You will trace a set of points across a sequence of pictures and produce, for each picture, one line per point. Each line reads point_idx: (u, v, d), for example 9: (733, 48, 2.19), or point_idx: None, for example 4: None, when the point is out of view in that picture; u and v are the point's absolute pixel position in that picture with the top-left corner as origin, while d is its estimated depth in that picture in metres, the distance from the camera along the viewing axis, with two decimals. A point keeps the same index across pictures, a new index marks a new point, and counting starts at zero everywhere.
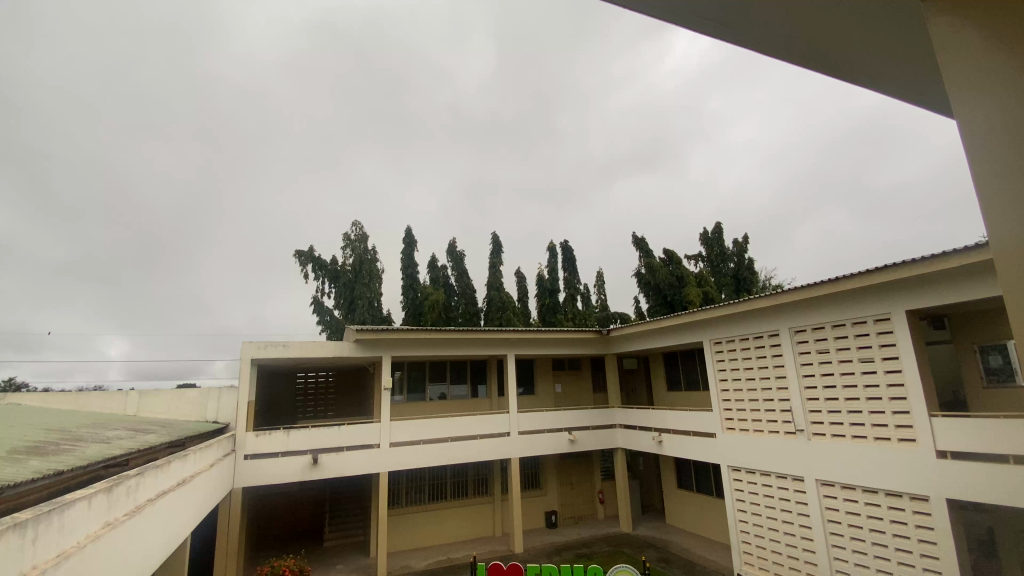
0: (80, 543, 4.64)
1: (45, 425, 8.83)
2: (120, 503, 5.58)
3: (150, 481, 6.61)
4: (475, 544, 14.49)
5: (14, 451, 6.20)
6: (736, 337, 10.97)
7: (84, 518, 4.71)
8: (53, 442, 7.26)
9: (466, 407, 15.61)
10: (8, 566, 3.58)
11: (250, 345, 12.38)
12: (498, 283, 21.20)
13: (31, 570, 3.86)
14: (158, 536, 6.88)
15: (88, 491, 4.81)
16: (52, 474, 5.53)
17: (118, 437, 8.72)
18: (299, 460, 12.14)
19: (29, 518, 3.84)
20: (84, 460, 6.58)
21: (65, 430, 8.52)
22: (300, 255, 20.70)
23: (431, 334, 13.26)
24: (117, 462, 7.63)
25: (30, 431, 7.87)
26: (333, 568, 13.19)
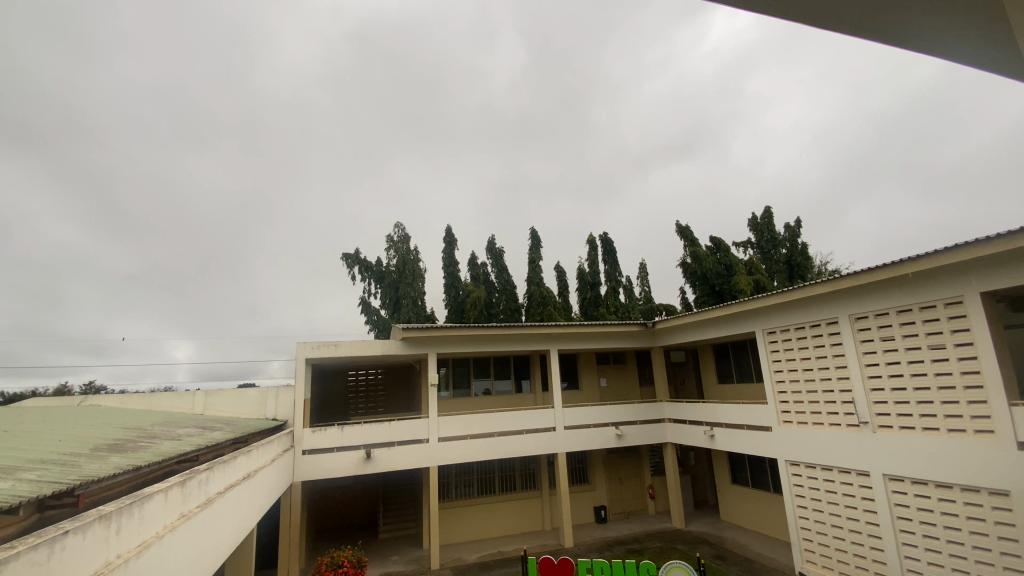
0: (159, 533, 4.97)
1: (123, 424, 9.53)
2: (192, 495, 5.95)
3: (218, 475, 7.01)
4: (525, 538, 14.56)
5: (98, 449, 6.71)
6: (791, 325, 10.46)
7: (161, 509, 5.04)
8: (130, 440, 7.83)
9: (511, 403, 15.69)
10: (96, 555, 3.87)
11: (304, 346, 12.92)
12: (539, 278, 21.13)
13: (116, 558, 4.17)
14: (227, 527, 7.28)
15: (165, 483, 5.17)
16: (132, 468, 5.97)
17: (188, 434, 9.30)
18: (352, 455, 12.57)
19: (113, 510, 4.13)
20: (158, 455, 7.03)
21: (141, 429, 9.17)
22: (346, 257, 21.42)
23: (475, 331, 13.37)
24: (187, 458, 8.14)
25: (111, 430, 8.52)
26: (388, 559, 13.61)
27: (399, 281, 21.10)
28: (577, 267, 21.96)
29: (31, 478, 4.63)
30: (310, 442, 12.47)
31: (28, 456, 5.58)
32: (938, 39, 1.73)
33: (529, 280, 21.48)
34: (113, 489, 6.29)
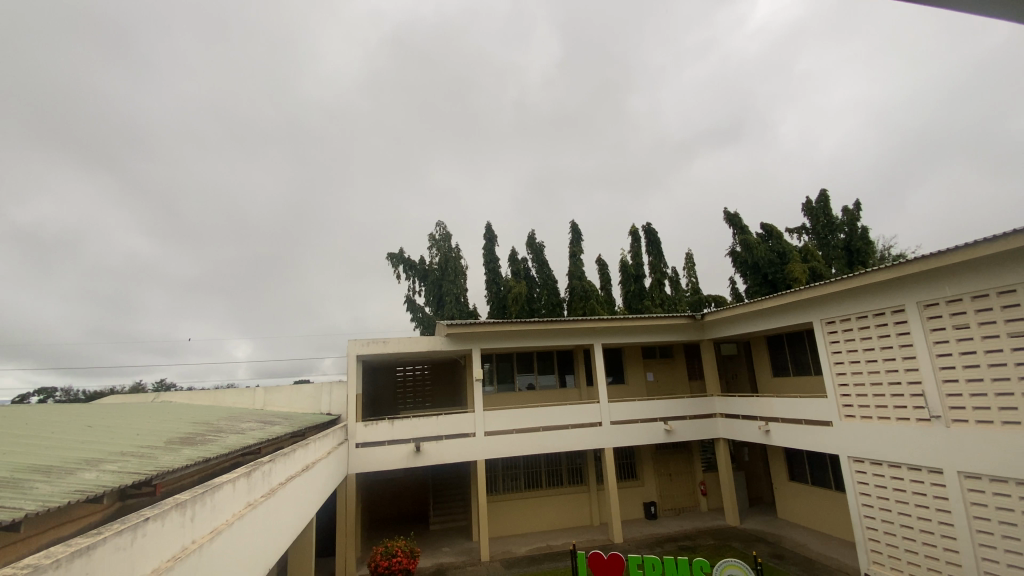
0: (229, 520, 5.30)
1: (192, 419, 10.18)
2: (257, 485, 6.30)
3: (280, 467, 7.39)
4: (574, 533, 14.53)
5: (172, 442, 7.22)
6: (852, 315, 9.88)
7: (230, 498, 5.36)
8: (200, 434, 8.37)
9: (556, 398, 15.66)
10: (174, 540, 4.15)
11: (354, 343, 13.37)
12: (581, 272, 20.91)
13: (192, 544, 4.45)
14: (289, 515, 7.67)
15: (233, 474, 5.50)
16: (203, 460, 6.38)
17: (250, 429, 9.85)
18: (402, 448, 12.92)
19: (188, 499, 4.42)
20: (225, 447, 7.49)
21: (208, 423, 9.77)
22: (391, 257, 22.01)
23: (518, 326, 13.41)
24: (250, 450, 8.62)
25: (181, 424, 9.13)
26: (440, 550, 13.94)
27: (442, 279, 21.45)
28: (620, 260, 21.59)
29: (114, 469, 5.04)
30: (363, 435, 12.89)
31: (111, 449, 6.06)
32: (1004, 3, 1.56)
33: (571, 274, 21.32)
34: (186, 479, 6.76)
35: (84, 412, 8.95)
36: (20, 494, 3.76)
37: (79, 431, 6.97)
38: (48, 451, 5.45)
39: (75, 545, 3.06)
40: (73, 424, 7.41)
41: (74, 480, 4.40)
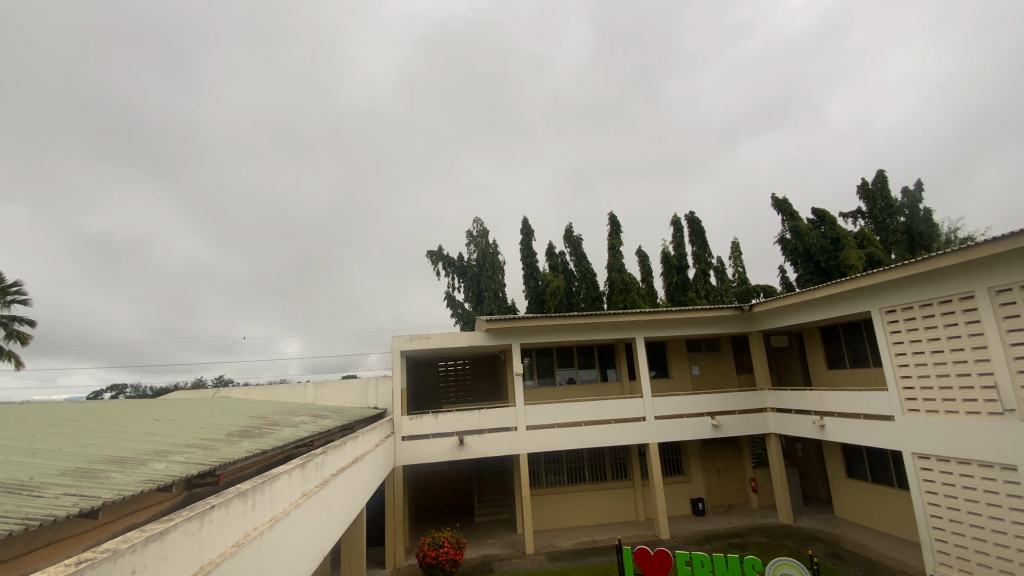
0: (286, 509, 5.56)
1: (250, 413, 10.75)
2: (311, 476, 6.59)
3: (332, 458, 7.70)
4: (619, 528, 14.43)
5: (233, 434, 7.66)
6: (915, 303, 9.29)
7: (287, 488, 5.62)
8: (256, 427, 8.83)
9: (598, 392, 15.56)
10: (237, 527, 4.37)
11: (399, 339, 13.73)
12: (620, 264, 20.55)
13: (253, 530, 4.69)
14: (341, 505, 7.99)
15: (288, 465, 5.77)
16: (260, 452, 6.72)
17: (304, 422, 10.31)
18: (446, 442, 13.18)
19: (249, 489, 4.65)
20: (280, 439, 7.87)
21: (264, 417, 10.29)
22: (430, 254, 22.42)
23: (558, 321, 13.37)
24: (303, 443, 9.03)
25: (240, 418, 9.65)
26: (485, 542, 14.17)
27: (481, 275, 21.66)
28: (661, 251, 21.13)
29: (182, 460, 5.39)
30: (409, 429, 13.23)
31: (177, 441, 6.47)
32: None
33: (610, 267, 20.95)
34: (245, 469, 7.15)
35: (152, 407, 9.59)
36: (100, 482, 4.08)
37: (148, 425, 7.47)
38: (122, 443, 5.89)
39: (149, 531, 3.28)
40: (145, 418, 7.97)
41: (144, 470, 4.72)
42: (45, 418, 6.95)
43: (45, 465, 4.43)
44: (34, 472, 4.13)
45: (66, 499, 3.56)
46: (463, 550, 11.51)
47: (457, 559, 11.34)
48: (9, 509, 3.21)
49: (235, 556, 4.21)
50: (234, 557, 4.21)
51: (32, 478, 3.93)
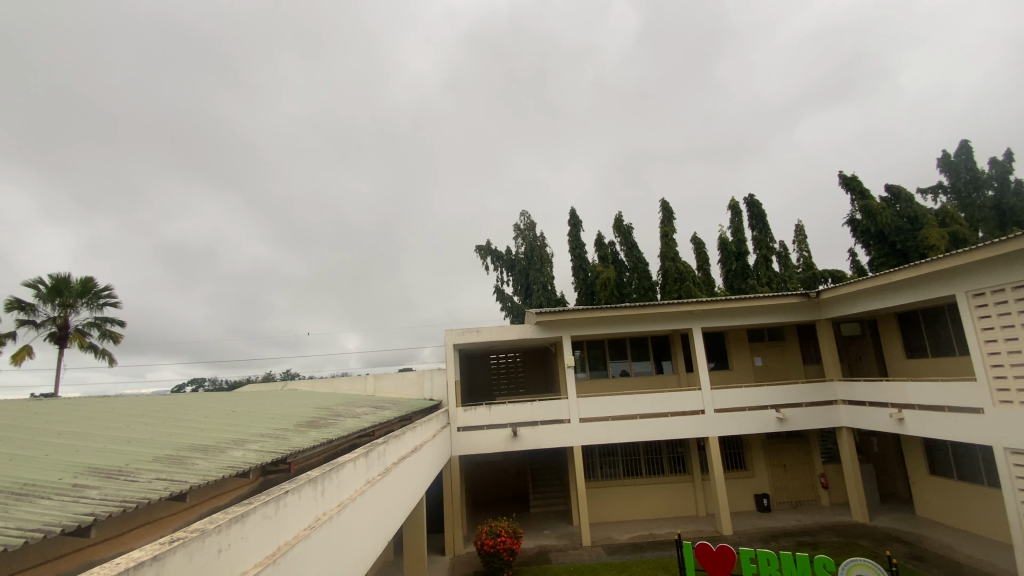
0: (352, 496, 5.64)
1: (315, 404, 11.28)
2: (374, 465, 6.78)
3: (393, 447, 7.93)
4: (679, 522, 14.06)
5: (300, 424, 8.04)
6: (1007, 285, 8.36)
7: (351, 475, 5.69)
8: (322, 417, 9.25)
9: (652, 384, 15.17)
10: (309, 510, 4.34)
11: (452, 333, 13.94)
12: (674, 252, 19.89)
13: (324, 514, 4.68)
14: (402, 494, 8.23)
15: (353, 454, 5.88)
16: (327, 441, 6.99)
17: (365, 413, 10.70)
18: (500, 433, 13.29)
19: (319, 475, 4.63)
20: (343, 429, 8.19)
21: (328, 408, 10.76)
22: (479, 249, 22.60)
23: (610, 312, 13.10)
24: (365, 433, 9.36)
25: (306, 409, 10.14)
26: (541, 533, 14.22)
27: (529, 268, 21.61)
28: (718, 237, 20.23)
29: (258, 448, 5.70)
30: (463, 420, 13.44)
31: (251, 431, 6.86)
32: None
33: (663, 255, 20.27)
34: (314, 458, 7.47)
35: (227, 399, 10.25)
36: (186, 468, 4.37)
37: (225, 416, 7.98)
38: (203, 432, 6.31)
39: (231, 513, 3.23)
40: (221, 410, 8.52)
41: (224, 458, 5.00)
42: (136, 409, 7.57)
43: (139, 452, 4.78)
44: (128, 459, 4.46)
45: (159, 482, 3.81)
46: (520, 540, 11.58)
47: (515, 549, 11.41)
48: (109, 491, 3.45)
49: (309, 539, 4.13)
50: (308, 540, 4.14)
51: (127, 464, 4.25)
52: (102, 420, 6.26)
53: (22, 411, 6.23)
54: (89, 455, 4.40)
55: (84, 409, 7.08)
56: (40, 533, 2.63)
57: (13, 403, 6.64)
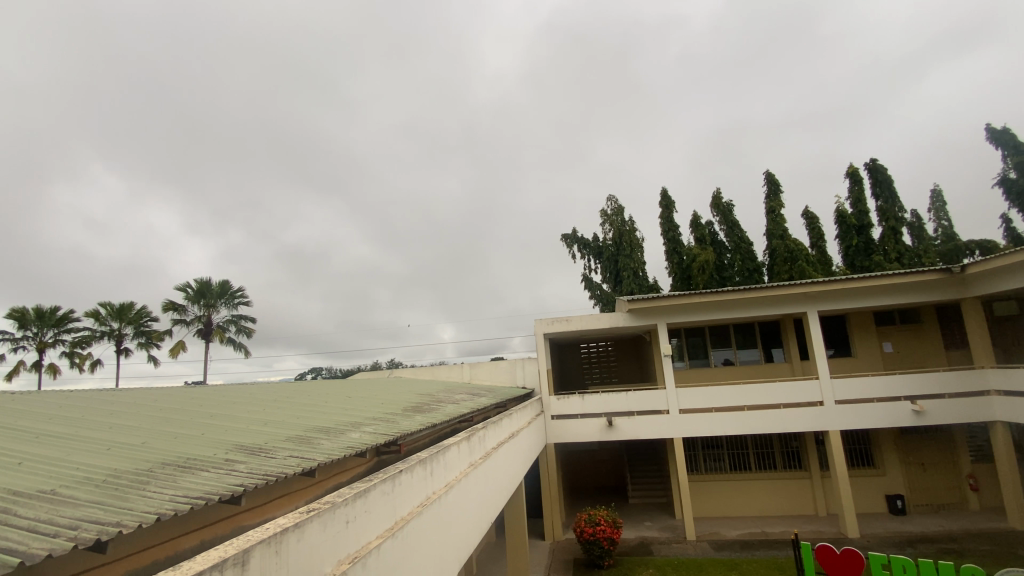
0: (457, 477, 5.88)
1: (417, 391, 11.96)
2: (475, 449, 7.02)
3: (492, 433, 8.17)
4: (795, 522, 12.99)
5: (406, 409, 8.58)
6: None
7: (456, 458, 5.92)
8: (425, 403, 9.79)
9: (761, 374, 14.10)
10: (420, 489, 4.56)
11: (543, 322, 14.02)
12: (781, 229, 18.21)
13: (433, 494, 4.92)
14: (502, 478, 8.46)
15: (457, 437, 6.12)
16: (431, 425, 7.38)
17: (463, 399, 11.15)
18: (596, 422, 13.14)
19: (428, 456, 4.86)
20: (445, 414, 8.60)
21: (429, 395, 11.35)
22: (567, 237, 22.45)
23: (708, 297, 12.34)
24: (465, 419, 9.75)
25: (409, 395, 10.78)
26: (642, 524, 13.91)
27: (618, 254, 21.06)
28: (836, 209, 18.13)
29: (372, 431, 6.18)
30: (558, 409, 13.49)
31: (365, 415, 7.45)
32: None
33: (769, 234, 18.63)
34: (421, 440, 7.93)
35: (341, 386, 11.20)
36: (313, 448, 4.85)
37: (341, 401, 8.75)
38: (324, 416, 6.96)
39: (354, 488, 3.45)
40: (337, 396, 9.34)
41: (344, 439, 5.49)
42: (267, 395, 8.56)
43: (274, 432, 5.40)
44: (267, 438, 5.05)
45: (293, 459, 4.26)
46: (621, 530, 11.41)
47: (616, 539, 11.27)
48: (254, 465, 3.93)
49: (421, 515, 4.32)
50: (421, 517, 4.33)
51: (266, 443, 4.80)
52: (244, 404, 7.17)
53: (182, 396, 7.32)
54: (236, 434, 5.07)
55: (230, 395, 8.17)
56: (204, 499, 3.07)
57: (174, 389, 7.81)
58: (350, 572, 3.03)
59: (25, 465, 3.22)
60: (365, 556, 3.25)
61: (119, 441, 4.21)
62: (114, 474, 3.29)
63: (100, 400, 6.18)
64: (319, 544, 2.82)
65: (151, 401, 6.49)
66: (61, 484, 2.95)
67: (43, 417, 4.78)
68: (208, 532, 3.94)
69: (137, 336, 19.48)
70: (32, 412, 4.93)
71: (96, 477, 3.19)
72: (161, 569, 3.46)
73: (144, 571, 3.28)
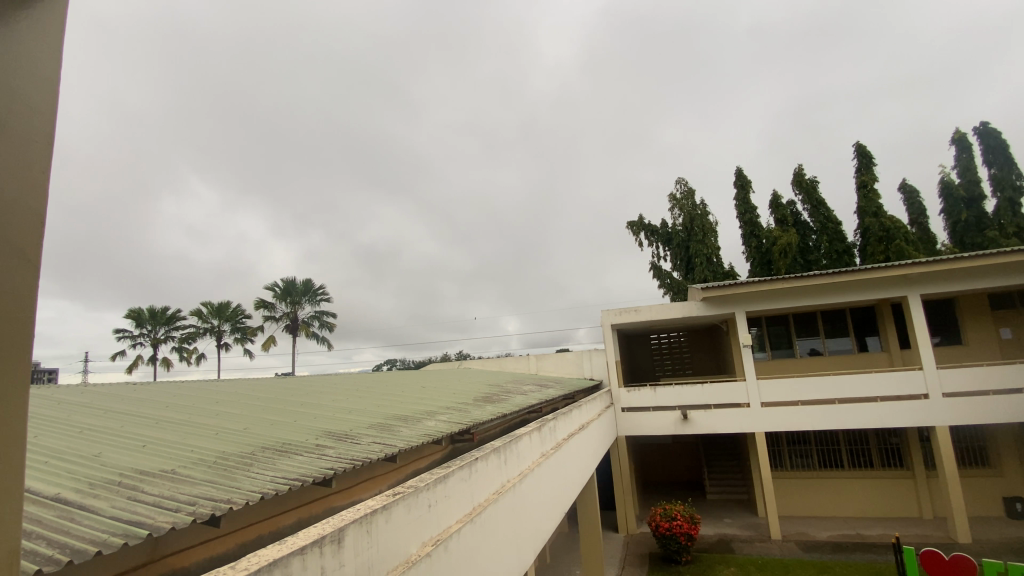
0: (530, 467, 5.96)
1: (486, 382, 12.23)
2: (547, 439, 7.08)
3: (562, 424, 8.18)
4: (896, 525, 11.92)
5: (478, 400, 8.80)
6: None
7: (529, 448, 6.01)
8: (494, 394, 9.99)
9: (853, 364, 13.01)
10: (495, 477, 4.68)
11: (610, 313, 13.80)
12: (875, 206, 16.60)
13: (507, 482, 5.04)
14: (574, 469, 8.48)
15: (528, 428, 6.20)
16: (502, 415, 7.54)
17: (531, 390, 11.27)
18: (669, 415, 12.75)
19: (501, 445, 4.98)
20: (515, 405, 8.74)
21: (498, 386, 11.58)
22: (634, 225, 21.88)
23: (790, 283, 11.54)
24: (534, 409, 9.83)
25: (479, 386, 11.05)
26: (722, 521, 13.36)
27: (689, 240, 20.22)
28: (941, 180, 16.22)
29: (446, 420, 6.42)
30: (628, 401, 13.23)
31: (439, 405, 7.74)
32: None
33: (862, 212, 17.06)
34: (492, 430, 8.13)
35: (414, 377, 11.71)
36: (394, 435, 5.13)
37: (415, 391, 9.14)
38: (400, 405, 7.32)
39: (435, 474, 3.61)
40: (412, 386, 9.79)
41: (421, 427, 5.75)
42: (349, 386, 9.15)
43: (358, 420, 5.77)
44: (352, 426, 5.40)
45: (376, 445, 4.54)
46: (699, 526, 11.06)
47: (694, 535, 10.94)
48: (341, 451, 4.23)
49: (497, 503, 4.44)
50: (497, 504, 4.45)
51: (351, 430, 5.14)
52: (328, 394, 7.70)
53: (274, 387, 8.01)
54: (324, 421, 5.48)
55: (315, 385, 8.83)
56: (300, 480, 3.35)
57: (268, 381, 8.56)
58: (433, 554, 3.18)
59: (150, 448, 3.69)
60: (447, 539, 3.40)
61: (226, 427, 4.70)
62: (222, 456, 3.68)
63: (207, 390, 6.91)
64: (405, 526, 2.99)
65: (250, 391, 7.16)
66: (179, 464, 3.35)
67: (162, 405, 5.42)
68: (304, 511, 4.31)
69: (234, 332, 21.47)
70: (155, 401, 5.63)
71: (208, 459, 3.58)
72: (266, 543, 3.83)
73: (252, 543, 3.65)
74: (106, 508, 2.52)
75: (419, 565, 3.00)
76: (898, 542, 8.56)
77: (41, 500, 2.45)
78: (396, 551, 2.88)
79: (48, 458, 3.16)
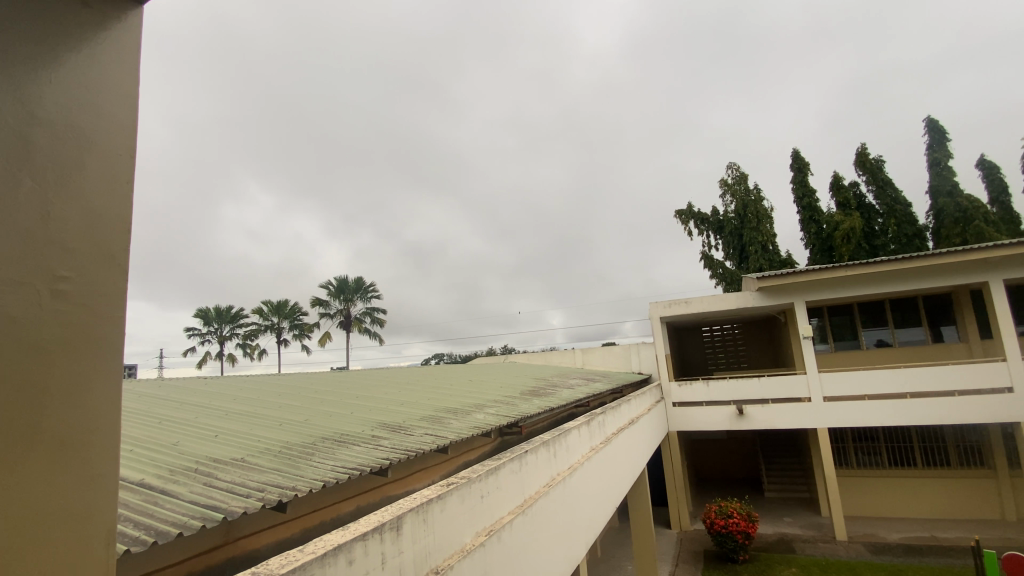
0: (580, 460, 6.00)
1: (533, 376, 12.31)
2: (596, 433, 7.08)
3: (611, 418, 8.14)
4: (977, 527, 11.11)
5: (525, 394, 8.90)
6: None
7: (578, 441, 6.05)
8: (541, 387, 10.05)
9: (926, 356, 12.17)
10: (545, 470, 4.75)
11: (658, 306, 13.53)
12: (950, 185, 15.38)
13: (558, 475, 5.10)
14: (624, 463, 8.43)
15: (577, 421, 6.22)
16: (550, 408, 7.60)
17: (579, 384, 11.26)
18: (724, 411, 12.34)
19: (551, 438, 5.04)
20: (561, 398, 8.77)
21: (545, 380, 11.64)
22: (682, 214, 21.25)
23: (852, 271, 10.91)
24: (582, 404, 9.81)
25: (526, 380, 11.15)
26: (781, 520, 12.88)
27: (742, 228, 19.44)
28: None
29: (495, 413, 6.54)
30: (679, 395, 12.87)
31: (487, 398, 7.88)
32: None
33: (936, 192, 15.84)
34: (541, 423, 8.20)
35: (462, 371, 11.97)
36: (445, 427, 5.30)
37: (464, 385, 9.35)
38: (450, 398, 7.52)
39: (486, 466, 3.72)
40: (460, 380, 10.01)
41: (471, 419, 5.90)
42: (400, 380, 9.49)
43: (410, 412, 5.99)
44: (405, 418, 5.62)
45: (428, 437, 4.71)
46: (757, 524, 10.74)
47: (751, 534, 10.64)
48: (395, 441, 4.43)
49: (548, 495, 4.51)
50: (548, 496, 4.53)
51: (405, 422, 5.35)
52: (380, 388, 8.02)
53: (331, 381, 8.41)
54: (378, 414, 5.72)
55: (368, 379, 9.21)
56: (358, 469, 3.55)
57: (324, 375, 9.01)
58: (487, 543, 3.30)
59: (222, 437, 4.01)
60: (500, 529, 3.51)
61: (288, 419, 5.01)
62: (287, 446, 3.95)
63: (270, 384, 7.36)
64: (459, 515, 3.12)
65: (309, 385, 7.56)
66: (248, 453, 3.63)
67: (231, 398, 5.84)
68: (363, 499, 4.54)
69: (293, 328, 22.59)
70: (224, 394, 6.06)
71: (274, 448, 3.85)
72: (329, 529, 4.07)
73: (316, 527, 3.90)
74: (186, 492, 2.79)
75: (474, 554, 3.12)
76: (978, 545, 7.96)
77: (131, 486, 2.75)
78: (451, 539, 3.01)
79: (136, 447, 3.51)
